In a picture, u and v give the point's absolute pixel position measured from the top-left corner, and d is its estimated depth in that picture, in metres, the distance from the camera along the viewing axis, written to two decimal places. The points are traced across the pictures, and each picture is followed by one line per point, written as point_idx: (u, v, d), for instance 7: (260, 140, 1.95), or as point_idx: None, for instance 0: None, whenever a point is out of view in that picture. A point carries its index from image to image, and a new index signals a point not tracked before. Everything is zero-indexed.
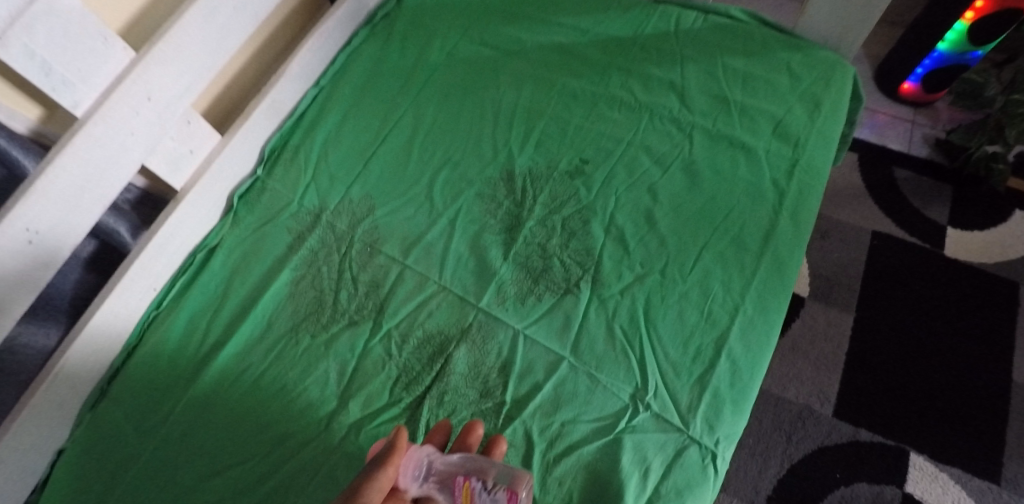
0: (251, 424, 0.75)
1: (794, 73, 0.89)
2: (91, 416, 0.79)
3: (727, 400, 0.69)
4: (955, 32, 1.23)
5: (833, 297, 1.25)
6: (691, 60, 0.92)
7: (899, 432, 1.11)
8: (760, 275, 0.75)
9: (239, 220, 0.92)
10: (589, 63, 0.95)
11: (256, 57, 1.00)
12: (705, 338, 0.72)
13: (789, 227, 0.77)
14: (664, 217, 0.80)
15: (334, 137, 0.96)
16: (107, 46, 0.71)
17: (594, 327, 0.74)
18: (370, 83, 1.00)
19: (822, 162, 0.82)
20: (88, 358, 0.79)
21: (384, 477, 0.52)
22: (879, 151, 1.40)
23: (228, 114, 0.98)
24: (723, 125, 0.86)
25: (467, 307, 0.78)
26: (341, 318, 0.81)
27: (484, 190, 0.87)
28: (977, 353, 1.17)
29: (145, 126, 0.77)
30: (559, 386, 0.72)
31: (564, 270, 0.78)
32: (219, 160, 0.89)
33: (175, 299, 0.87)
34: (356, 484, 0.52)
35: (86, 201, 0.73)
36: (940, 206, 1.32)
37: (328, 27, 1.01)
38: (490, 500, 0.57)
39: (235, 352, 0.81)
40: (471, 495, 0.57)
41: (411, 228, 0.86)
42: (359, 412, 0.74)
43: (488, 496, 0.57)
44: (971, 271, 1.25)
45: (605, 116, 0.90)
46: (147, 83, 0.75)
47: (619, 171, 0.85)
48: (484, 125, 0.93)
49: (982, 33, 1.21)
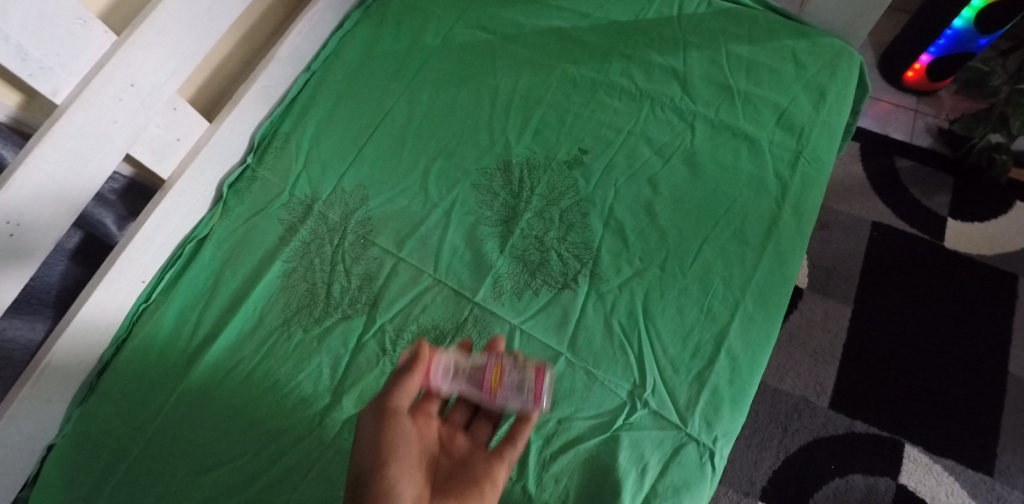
0: (243, 420, 0.74)
1: (800, 61, 0.86)
2: (80, 411, 0.78)
3: (726, 397, 0.68)
4: (962, 21, 1.20)
5: (832, 288, 1.24)
6: (694, 46, 0.89)
7: (895, 424, 1.11)
8: (761, 270, 0.73)
9: (229, 210, 0.89)
10: (589, 49, 0.93)
11: (245, 41, 0.96)
12: (705, 334, 0.71)
13: (791, 220, 0.76)
14: (664, 210, 0.78)
15: (326, 124, 0.93)
16: (87, 29, 0.69)
17: (592, 323, 0.73)
18: (363, 67, 0.97)
19: (826, 154, 0.80)
20: (75, 352, 0.77)
21: (411, 383, 0.60)
22: (881, 140, 1.38)
23: (216, 99, 0.95)
24: (726, 114, 0.84)
25: (462, 301, 0.77)
26: (334, 312, 0.79)
27: (481, 180, 0.85)
28: (974, 345, 1.17)
29: (129, 113, 0.74)
30: (555, 383, 0.70)
31: (561, 264, 0.77)
32: (207, 149, 0.87)
33: (164, 292, 0.85)
34: (388, 388, 0.60)
35: (68, 192, 0.70)
36: (941, 197, 1.31)
37: (319, 9, 0.97)
38: (517, 382, 0.61)
39: (227, 346, 0.79)
40: (499, 379, 0.61)
41: (405, 219, 0.84)
42: (353, 408, 0.73)
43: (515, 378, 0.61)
44: (970, 263, 1.24)
45: (605, 105, 0.87)
46: (130, 68, 0.72)
47: (619, 161, 0.83)
48: (481, 113, 0.90)
49: (990, 19, 1.18)
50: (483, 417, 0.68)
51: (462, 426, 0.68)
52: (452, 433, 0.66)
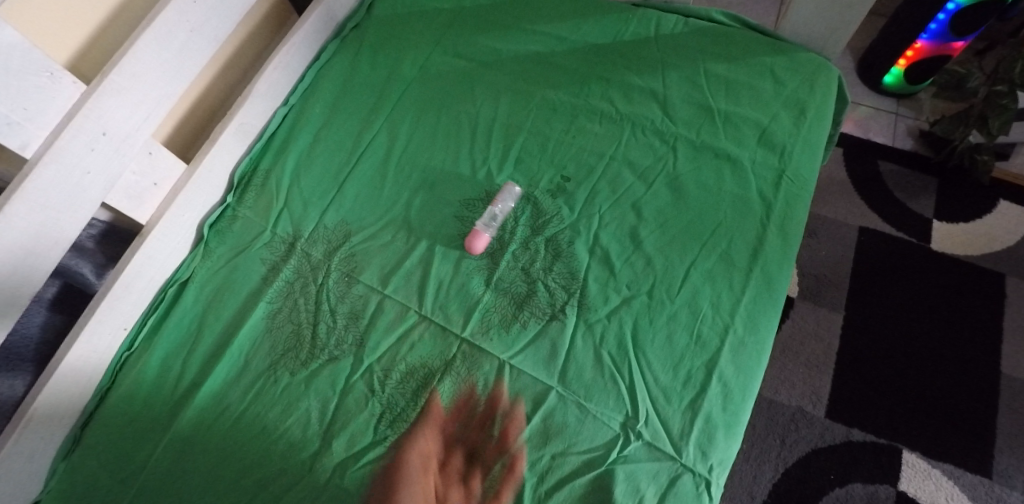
0: (231, 470, 0.72)
1: (778, 78, 0.86)
2: (65, 466, 0.76)
3: (720, 424, 0.67)
4: (941, 19, 1.20)
5: (823, 296, 1.24)
6: (673, 67, 0.89)
7: (892, 430, 1.11)
8: (749, 293, 0.73)
9: (210, 251, 0.88)
10: (568, 73, 0.92)
11: (219, 78, 0.95)
12: (696, 361, 0.70)
13: (777, 240, 0.75)
14: (649, 235, 0.78)
15: (306, 159, 0.92)
16: (54, 80, 0.67)
17: (581, 354, 0.72)
18: (341, 99, 0.96)
19: (809, 171, 0.80)
20: (57, 406, 0.76)
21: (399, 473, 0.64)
22: (864, 145, 1.39)
23: (193, 139, 0.94)
24: (707, 135, 0.83)
25: (450, 338, 0.76)
26: (320, 354, 0.78)
27: (464, 211, 0.84)
28: (965, 347, 1.17)
29: (103, 162, 0.72)
30: (548, 417, 0.69)
31: (548, 295, 0.76)
32: (186, 190, 0.86)
33: (146, 339, 0.83)
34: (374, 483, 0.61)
35: (41, 246, 0.68)
36: (926, 199, 1.31)
37: (294, 43, 0.96)
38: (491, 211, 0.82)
39: (213, 392, 0.78)
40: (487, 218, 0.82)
41: (389, 255, 0.83)
42: (343, 452, 0.72)
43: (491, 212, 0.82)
44: (957, 264, 1.25)
45: (586, 130, 0.87)
46: (101, 116, 0.71)
47: (602, 187, 0.82)
48: (462, 142, 0.90)
49: (969, 18, 1.18)
50: (477, 465, 0.68)
51: (458, 478, 0.68)
52: (446, 485, 0.68)
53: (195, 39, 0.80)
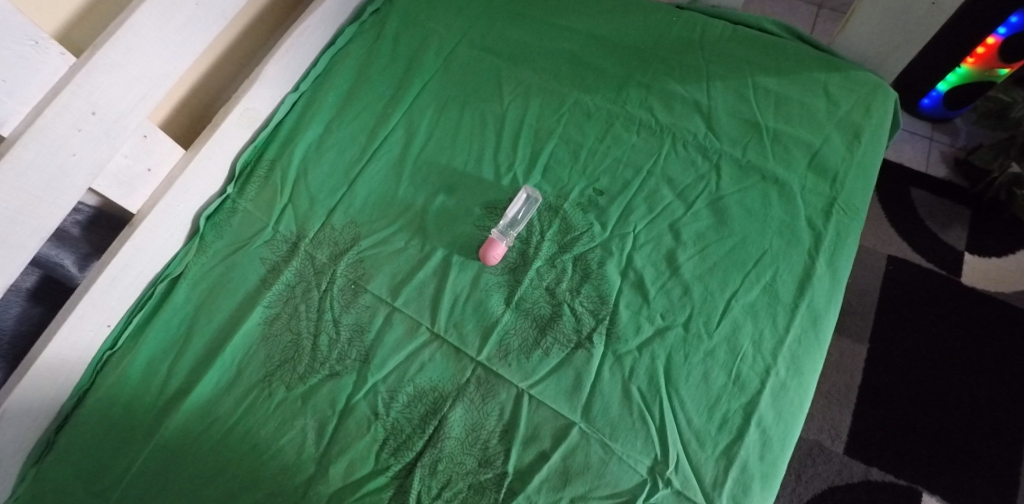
0: (217, 490, 0.66)
1: (832, 96, 0.79)
2: (36, 472, 0.69)
3: (757, 475, 0.61)
4: (974, 59, 1.14)
5: (846, 325, 1.18)
6: (719, 77, 0.83)
7: (912, 472, 1.05)
8: (794, 332, 0.66)
9: (206, 245, 0.81)
10: (604, 76, 0.85)
11: (226, 57, 0.88)
12: (733, 404, 0.64)
13: (825, 276, 0.69)
14: (687, 260, 0.71)
15: (315, 151, 0.85)
16: (39, 51, 0.60)
17: (608, 388, 0.66)
18: (357, 88, 0.90)
19: (863, 202, 0.73)
20: (29, 407, 0.69)
21: None
22: (898, 169, 1.32)
23: (194, 122, 0.87)
24: (755, 154, 0.77)
25: (464, 360, 0.69)
26: (321, 368, 0.71)
27: (485, 220, 0.77)
28: (994, 389, 1.10)
29: (90, 144, 0.65)
30: (568, 457, 0.63)
31: (574, 321, 0.70)
32: (183, 179, 0.79)
33: (131, 338, 0.76)
34: None
35: (16, 235, 0.61)
36: (958, 230, 1.25)
37: (308, 25, 0.89)
38: (507, 224, 0.76)
39: (201, 402, 0.71)
40: (504, 226, 0.76)
41: (401, 263, 0.76)
42: (341, 479, 0.65)
43: (507, 225, 0.76)
44: (989, 300, 1.18)
45: (622, 139, 0.80)
46: (91, 94, 0.63)
47: (638, 204, 0.76)
48: (486, 144, 0.83)
49: (1004, 56, 1.11)
50: None
51: None
52: None
53: (200, 14, 0.73)
